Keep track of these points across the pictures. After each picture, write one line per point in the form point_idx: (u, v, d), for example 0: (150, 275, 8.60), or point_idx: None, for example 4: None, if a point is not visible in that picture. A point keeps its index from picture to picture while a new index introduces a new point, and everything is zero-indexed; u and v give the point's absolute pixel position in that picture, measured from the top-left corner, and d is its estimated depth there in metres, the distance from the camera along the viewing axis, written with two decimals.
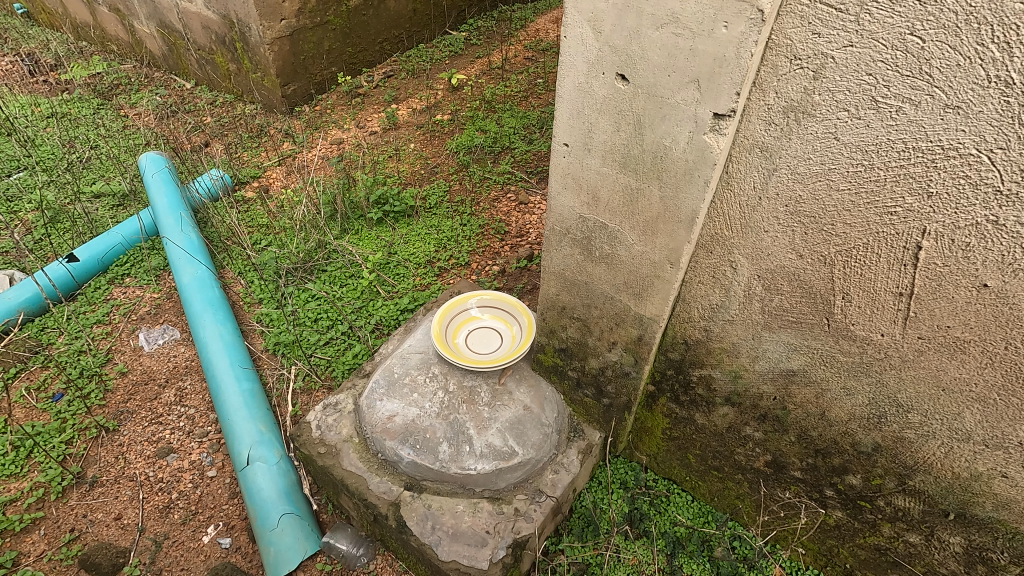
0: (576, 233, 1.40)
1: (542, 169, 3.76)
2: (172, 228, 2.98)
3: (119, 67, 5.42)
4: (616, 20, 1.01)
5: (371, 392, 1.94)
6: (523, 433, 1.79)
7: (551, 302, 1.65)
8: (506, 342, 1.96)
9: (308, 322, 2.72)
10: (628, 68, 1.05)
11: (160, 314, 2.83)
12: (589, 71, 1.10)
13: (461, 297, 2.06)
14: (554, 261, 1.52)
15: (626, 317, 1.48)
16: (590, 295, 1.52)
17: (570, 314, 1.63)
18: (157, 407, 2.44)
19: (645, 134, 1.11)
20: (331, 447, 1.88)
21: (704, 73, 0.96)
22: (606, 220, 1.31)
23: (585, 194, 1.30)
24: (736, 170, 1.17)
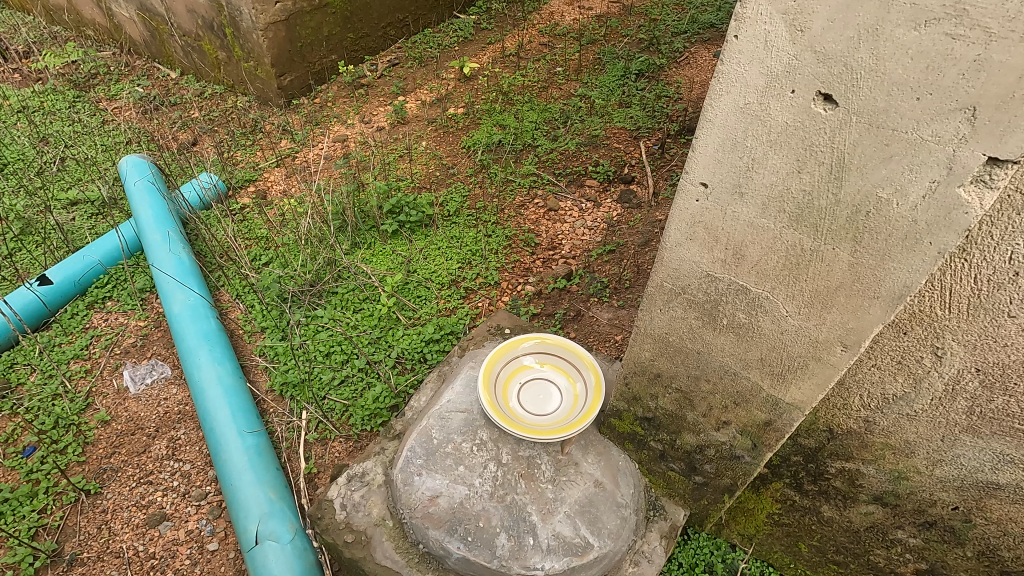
0: (693, 295, 1.07)
1: (570, 169, 3.39)
2: (159, 246, 2.58)
3: (97, 55, 4.96)
4: (837, 13, 0.68)
5: (405, 464, 1.60)
6: (597, 520, 1.48)
7: (640, 367, 1.32)
8: (568, 401, 1.63)
9: (318, 357, 2.36)
10: (845, 84, 0.72)
11: (148, 346, 2.47)
12: (768, 87, 0.78)
13: (513, 340, 1.71)
14: (653, 323, 1.19)
15: (750, 396, 1.15)
16: (700, 366, 1.18)
17: (667, 384, 1.29)
18: (146, 462, 2.10)
19: (847, 180, 0.79)
20: (358, 533, 1.55)
21: (993, 98, 0.64)
22: (744, 284, 0.99)
23: (719, 250, 0.97)
24: (984, 238, 0.98)
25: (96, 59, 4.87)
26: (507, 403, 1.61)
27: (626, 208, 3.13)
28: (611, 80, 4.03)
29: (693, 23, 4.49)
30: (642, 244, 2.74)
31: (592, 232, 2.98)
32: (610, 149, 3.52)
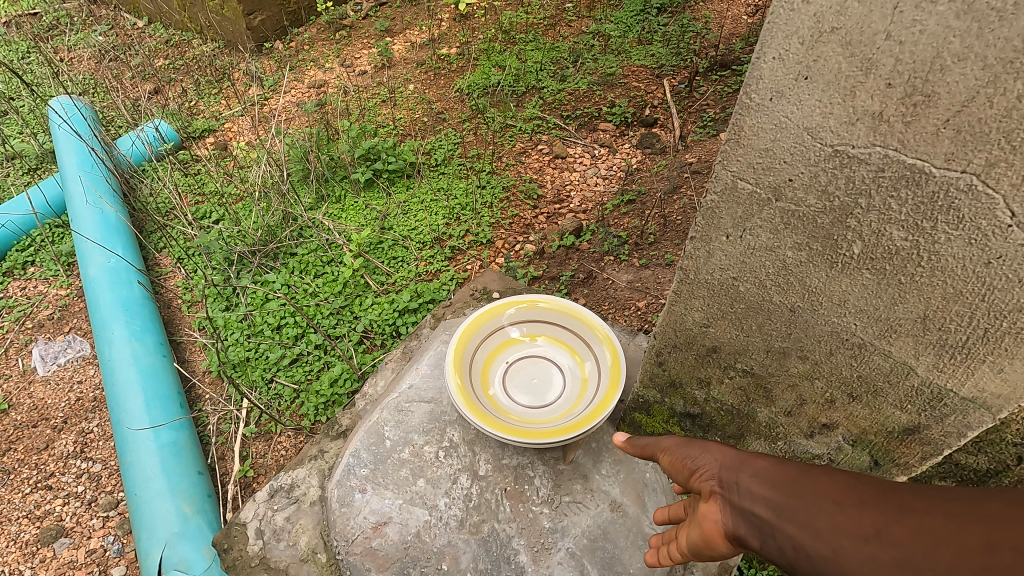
0: (797, 207, 0.73)
1: (580, 111, 2.87)
2: (79, 201, 2.13)
3: (58, 4, 4.49)
4: None
5: (345, 475, 1.15)
6: (614, 562, 1.02)
7: (697, 334, 0.96)
8: (574, 387, 1.17)
9: (266, 331, 1.91)
10: None
11: (66, 319, 2.04)
12: None
13: (493, 305, 1.22)
14: (723, 261, 0.84)
15: (884, 371, 0.81)
16: (795, 323, 0.84)
17: (726, 362, 0.96)
18: (46, 462, 1.68)
19: None
20: (278, 571, 1.11)
21: None
22: (923, 158, 0.61)
23: (874, 82, 0.59)
24: None
25: (57, 8, 4.40)
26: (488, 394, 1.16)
27: (648, 154, 2.61)
28: (628, 15, 3.47)
29: None
30: (670, 192, 2.22)
31: (606, 182, 2.48)
32: (628, 88, 2.98)
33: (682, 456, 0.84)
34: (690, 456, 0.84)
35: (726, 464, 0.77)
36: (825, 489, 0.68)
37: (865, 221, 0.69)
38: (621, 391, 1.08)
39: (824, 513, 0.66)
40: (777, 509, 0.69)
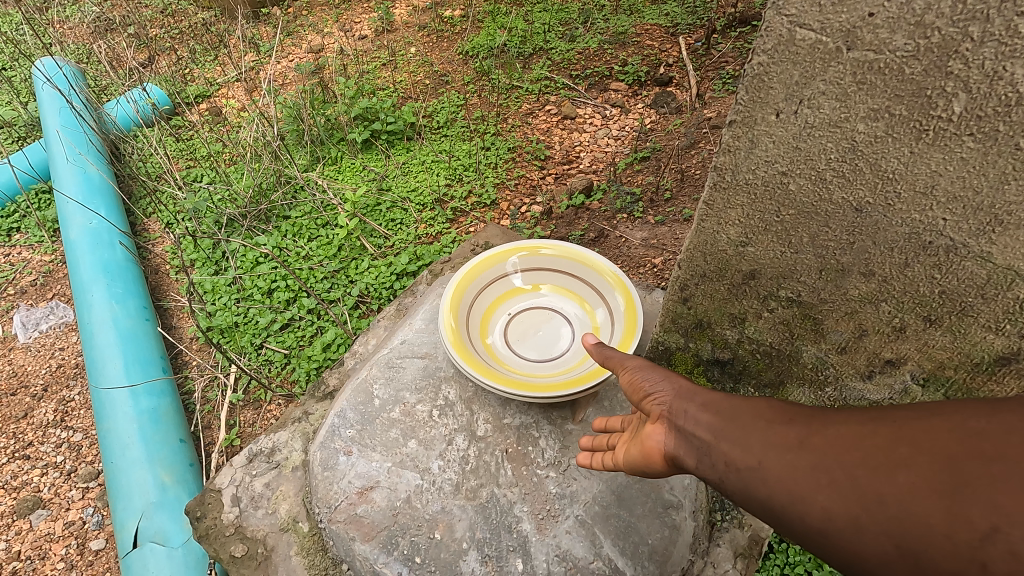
0: (880, 53, 0.56)
1: (591, 71, 2.71)
2: (63, 162, 2.03)
3: None
4: None
5: (329, 437, 1.03)
6: (630, 531, 0.90)
7: (733, 255, 0.82)
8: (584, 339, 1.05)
9: (257, 296, 1.80)
10: None
11: (49, 285, 1.94)
12: None
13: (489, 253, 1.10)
14: (770, 150, 0.69)
15: (978, 278, 0.66)
16: (863, 222, 0.68)
17: (769, 289, 0.82)
18: (25, 431, 1.59)
19: None
20: (254, 542, 1.00)
21: None
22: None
23: None
24: None
25: None
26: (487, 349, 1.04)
27: (663, 114, 2.45)
28: None
29: None
30: (687, 148, 2.07)
31: (618, 142, 2.33)
32: (641, 47, 2.81)
33: (635, 375, 0.77)
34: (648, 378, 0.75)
35: (676, 390, 0.71)
36: (759, 409, 0.64)
37: (976, 59, 0.53)
38: (639, 337, 0.96)
39: (755, 430, 0.62)
40: (714, 429, 0.65)
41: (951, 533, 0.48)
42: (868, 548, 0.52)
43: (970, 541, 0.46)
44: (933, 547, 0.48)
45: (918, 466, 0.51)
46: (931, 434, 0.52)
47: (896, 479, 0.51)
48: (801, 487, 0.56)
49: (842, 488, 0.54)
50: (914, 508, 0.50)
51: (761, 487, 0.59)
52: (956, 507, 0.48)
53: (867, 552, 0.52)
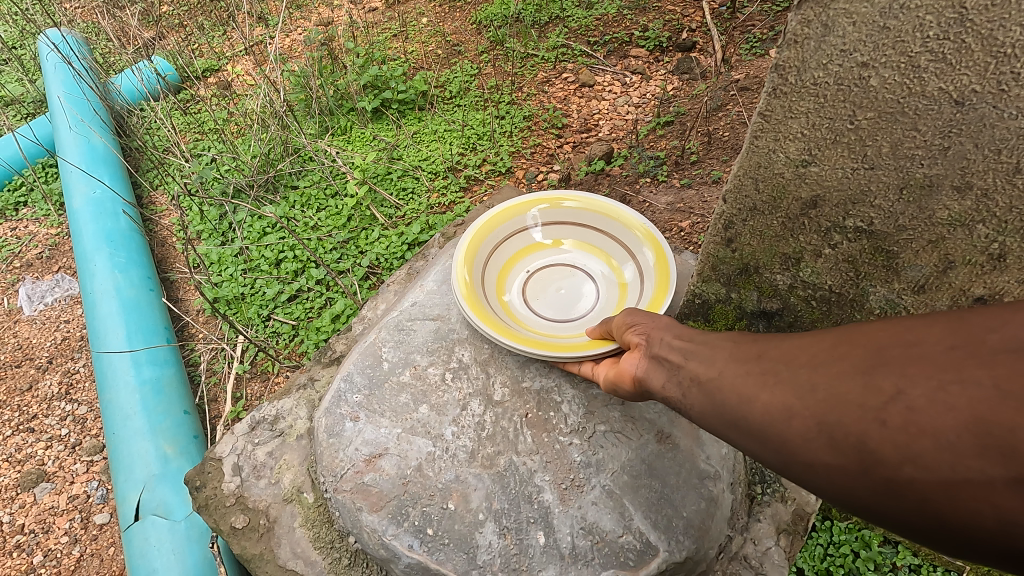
0: None
1: (609, 38, 2.59)
2: (66, 132, 1.97)
3: None
4: None
5: (334, 403, 0.96)
6: (663, 503, 0.82)
7: (792, 178, 0.72)
8: (609, 297, 0.97)
9: (264, 267, 1.74)
10: None
11: (55, 257, 1.90)
12: None
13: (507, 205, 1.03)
14: (848, 34, 0.59)
15: None
16: (964, 117, 0.58)
17: (837, 216, 0.73)
18: (29, 404, 1.55)
19: None
20: (256, 513, 0.94)
21: None
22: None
23: None
24: None
25: None
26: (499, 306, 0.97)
27: (686, 80, 2.33)
28: None
29: None
30: (714, 112, 1.95)
31: (639, 108, 2.22)
32: (662, 12, 2.67)
33: (625, 315, 0.78)
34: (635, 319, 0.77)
35: (659, 325, 0.73)
36: (727, 335, 0.65)
37: None
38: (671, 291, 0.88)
39: (718, 347, 0.63)
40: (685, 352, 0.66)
41: (871, 404, 0.47)
42: (794, 432, 0.51)
43: (879, 410, 0.46)
44: (846, 417, 0.48)
45: (848, 355, 0.51)
46: (870, 332, 0.52)
47: (829, 367, 0.51)
48: (745, 386, 0.57)
49: (783, 383, 0.54)
50: (836, 389, 0.50)
51: (711, 394, 0.60)
52: (871, 380, 0.48)
53: (791, 435, 0.51)
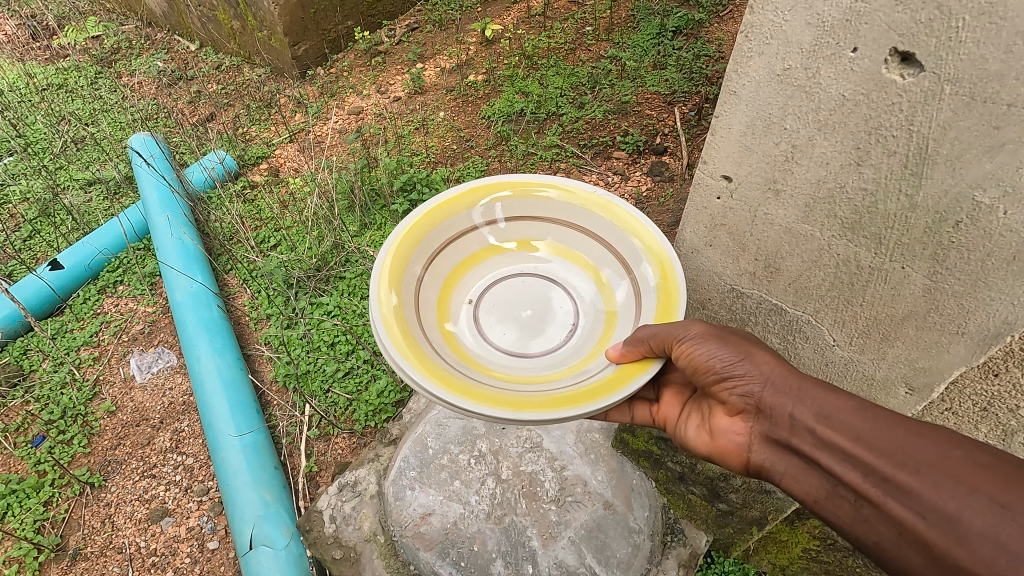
0: (722, 316, 1.38)
1: (597, 140, 3.11)
2: (162, 231, 2.49)
3: (120, 29, 4.86)
4: None
5: (398, 476, 1.47)
6: (606, 547, 1.33)
7: None
8: (586, 312, 1.33)
9: (323, 347, 2.24)
10: (915, 46, 0.79)
11: (155, 332, 2.42)
12: (826, 41, 0.86)
13: (443, 196, 1.29)
14: None
15: None
16: None
17: None
18: (150, 455, 2.06)
19: (937, 180, 0.86)
20: (348, 548, 1.45)
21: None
22: (781, 299, 1.22)
23: (752, 257, 1.21)
24: None
25: (117, 33, 4.80)
26: (464, 335, 1.30)
27: (657, 181, 2.88)
28: (644, 40, 3.61)
29: None
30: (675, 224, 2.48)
31: None
32: (641, 116, 3.21)
33: (712, 363, 1.03)
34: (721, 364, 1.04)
35: (785, 395, 1.00)
36: (963, 484, 0.80)
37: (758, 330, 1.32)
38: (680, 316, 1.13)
39: (956, 499, 0.79)
40: (912, 498, 0.83)
41: None
42: None
43: None
44: None
45: None
46: None
47: None
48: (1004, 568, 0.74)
49: None
50: None
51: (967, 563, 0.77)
52: None
53: None
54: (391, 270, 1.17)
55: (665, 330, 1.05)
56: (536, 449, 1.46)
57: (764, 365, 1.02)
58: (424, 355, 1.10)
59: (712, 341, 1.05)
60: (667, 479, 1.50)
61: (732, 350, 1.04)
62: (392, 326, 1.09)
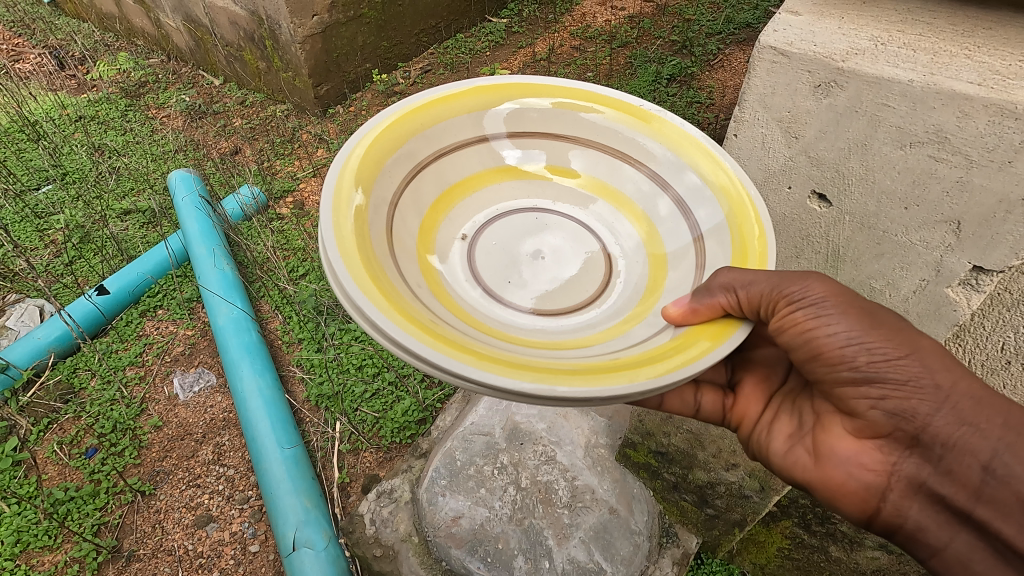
0: None
1: None
2: (204, 261, 2.71)
3: (137, 48, 4.76)
4: (818, 134, 1.21)
5: (430, 484, 1.71)
6: (611, 545, 1.60)
7: None
8: (638, 272, 1.26)
9: (351, 369, 2.44)
10: (826, 189, 1.27)
11: (195, 354, 2.63)
12: (767, 181, 1.36)
13: (423, 106, 1.24)
14: None
15: None
16: None
17: None
18: (195, 466, 2.28)
19: (841, 268, 1.35)
20: (387, 548, 1.67)
21: (888, 251, 1.25)
22: None
23: None
24: (979, 328, 1.33)
25: (135, 55, 4.67)
26: (455, 282, 1.19)
27: None
28: (642, 85, 3.74)
29: (728, 22, 4.17)
30: None
31: None
32: None
33: (853, 353, 0.99)
34: (877, 385, 1.00)
35: (961, 426, 0.97)
36: None
37: None
38: (773, 266, 1.03)
39: None
40: None
41: None
42: None
43: None
44: None
45: None
46: None
47: None
48: None
49: None
50: None
51: None
52: None
53: None
54: (354, 177, 1.07)
55: (770, 284, 0.97)
56: (550, 462, 1.74)
57: (954, 394, 0.97)
58: (384, 272, 0.97)
59: (857, 323, 0.99)
60: (664, 486, 1.85)
61: (897, 343, 0.98)
62: (351, 261, 0.92)
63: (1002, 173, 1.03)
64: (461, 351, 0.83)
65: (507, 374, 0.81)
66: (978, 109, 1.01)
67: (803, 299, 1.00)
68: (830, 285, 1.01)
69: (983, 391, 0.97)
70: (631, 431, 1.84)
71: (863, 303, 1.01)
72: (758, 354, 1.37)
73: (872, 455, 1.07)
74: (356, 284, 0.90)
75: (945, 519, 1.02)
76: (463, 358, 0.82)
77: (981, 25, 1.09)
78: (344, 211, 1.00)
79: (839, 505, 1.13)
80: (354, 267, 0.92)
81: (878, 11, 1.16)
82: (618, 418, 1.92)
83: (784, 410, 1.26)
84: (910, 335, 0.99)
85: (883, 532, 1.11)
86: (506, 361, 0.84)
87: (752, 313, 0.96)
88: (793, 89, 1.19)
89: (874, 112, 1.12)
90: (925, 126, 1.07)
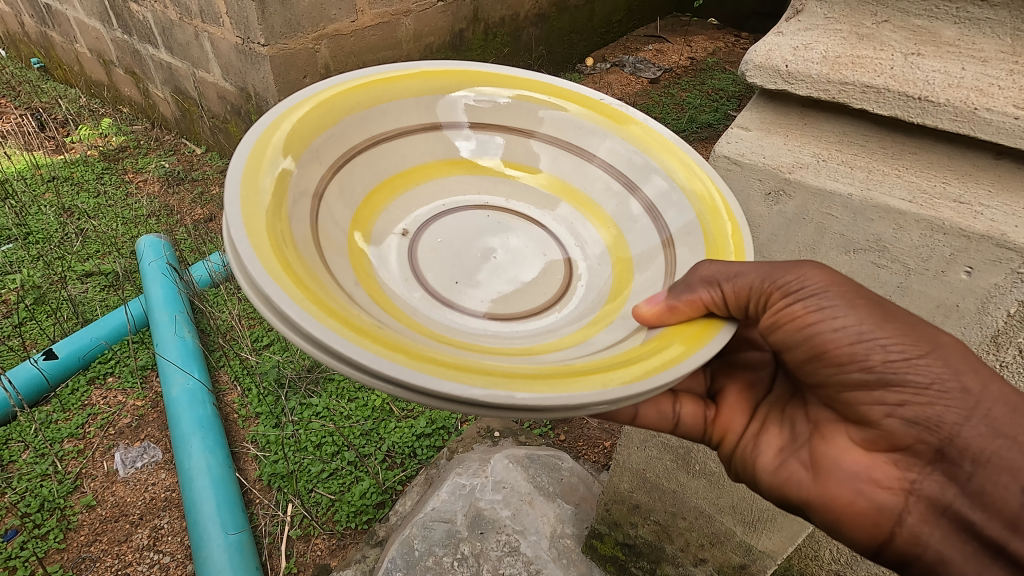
0: None
1: None
2: (164, 327, 2.61)
3: (122, 115, 4.84)
4: (777, 232, 1.28)
5: None
6: None
7: None
8: (609, 271, 1.22)
9: (309, 448, 2.33)
10: None
11: (142, 426, 2.48)
12: None
13: (362, 84, 1.22)
14: None
15: None
16: None
17: None
18: (126, 552, 2.10)
19: None
20: None
21: None
22: None
23: None
24: None
25: (119, 122, 4.73)
26: (394, 283, 1.12)
27: None
28: None
29: (692, 122, 4.53)
30: None
31: None
32: None
33: (859, 348, 0.97)
34: (893, 389, 0.98)
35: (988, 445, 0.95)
36: None
37: None
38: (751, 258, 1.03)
39: None
40: None
41: None
42: None
43: None
44: None
45: None
46: None
47: None
48: None
49: None
50: None
51: None
52: None
53: None
54: (278, 148, 1.03)
55: (761, 275, 0.97)
56: (513, 553, 1.74)
57: (983, 401, 0.95)
58: (299, 255, 0.90)
59: (867, 317, 0.97)
60: None
61: (915, 341, 0.96)
62: (258, 242, 0.85)
63: (937, 281, 1.13)
64: (389, 349, 0.76)
65: (447, 377, 0.74)
66: (910, 223, 1.09)
67: (801, 290, 0.99)
68: (828, 273, 1.00)
69: (1015, 397, 0.95)
70: (597, 522, 1.78)
71: (869, 295, 0.99)
72: (740, 359, 1.34)
73: (886, 471, 1.05)
74: (262, 266, 0.82)
75: (973, 551, 0.97)
76: (391, 355, 0.75)
77: (909, 150, 1.08)
78: (259, 188, 0.95)
79: (845, 528, 1.11)
80: (261, 247, 0.85)
81: (819, 132, 1.16)
82: (585, 505, 1.94)
83: (772, 421, 1.25)
84: (929, 333, 0.97)
85: (894, 562, 1.08)
86: (444, 363, 0.77)
87: (740, 308, 0.95)
88: (747, 195, 1.27)
89: (820, 220, 1.20)
90: (866, 235, 1.16)
